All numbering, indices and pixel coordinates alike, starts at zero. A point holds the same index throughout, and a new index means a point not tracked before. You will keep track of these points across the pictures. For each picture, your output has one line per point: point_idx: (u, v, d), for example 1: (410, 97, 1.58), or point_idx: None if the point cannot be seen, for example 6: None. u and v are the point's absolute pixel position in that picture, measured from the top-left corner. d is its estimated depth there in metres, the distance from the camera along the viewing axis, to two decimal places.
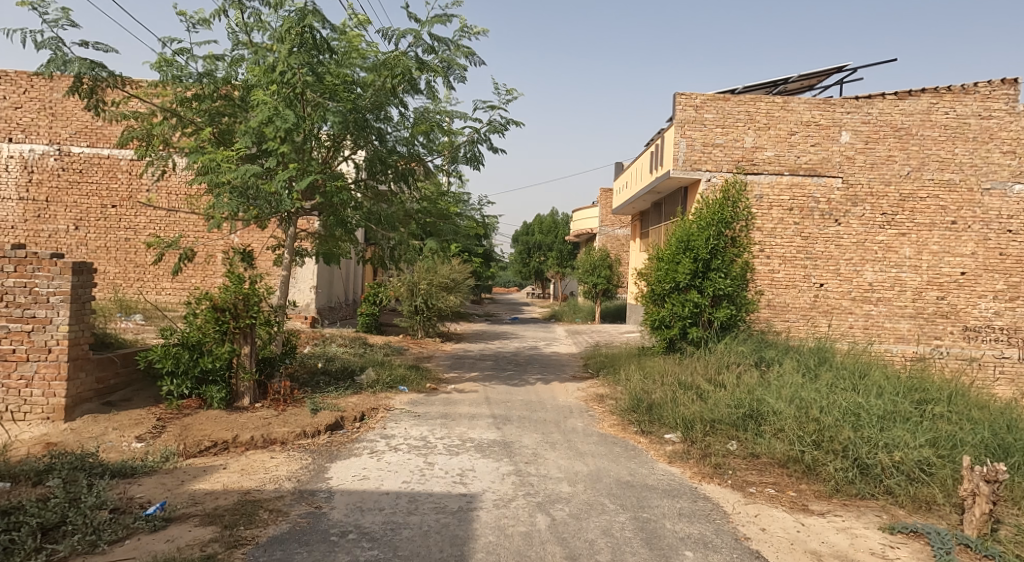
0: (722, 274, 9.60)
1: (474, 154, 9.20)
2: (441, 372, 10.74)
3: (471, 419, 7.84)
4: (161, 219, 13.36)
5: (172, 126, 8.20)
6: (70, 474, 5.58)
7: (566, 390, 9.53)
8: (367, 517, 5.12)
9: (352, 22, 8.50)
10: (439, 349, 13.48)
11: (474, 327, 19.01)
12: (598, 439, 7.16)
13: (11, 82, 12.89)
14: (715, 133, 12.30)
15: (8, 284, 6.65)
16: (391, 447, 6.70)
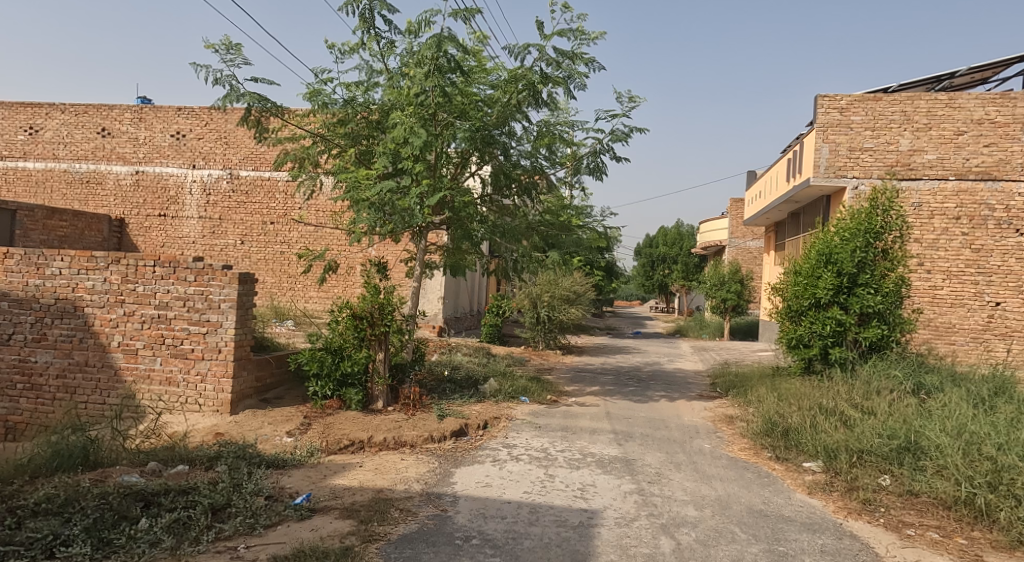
0: (871, 290, 9.07)
1: (598, 165, 9.31)
2: (563, 385, 10.91)
3: (592, 433, 7.95)
4: (310, 234, 14.50)
5: (321, 148, 8.94)
6: (234, 462, 6.26)
7: (692, 409, 9.41)
8: (490, 524, 5.37)
9: (477, 41, 8.93)
10: (561, 361, 13.66)
11: (598, 341, 19.02)
12: (727, 463, 7.05)
13: (195, 116, 14.98)
14: (863, 137, 11.75)
15: (188, 292, 7.55)
16: (512, 457, 6.95)
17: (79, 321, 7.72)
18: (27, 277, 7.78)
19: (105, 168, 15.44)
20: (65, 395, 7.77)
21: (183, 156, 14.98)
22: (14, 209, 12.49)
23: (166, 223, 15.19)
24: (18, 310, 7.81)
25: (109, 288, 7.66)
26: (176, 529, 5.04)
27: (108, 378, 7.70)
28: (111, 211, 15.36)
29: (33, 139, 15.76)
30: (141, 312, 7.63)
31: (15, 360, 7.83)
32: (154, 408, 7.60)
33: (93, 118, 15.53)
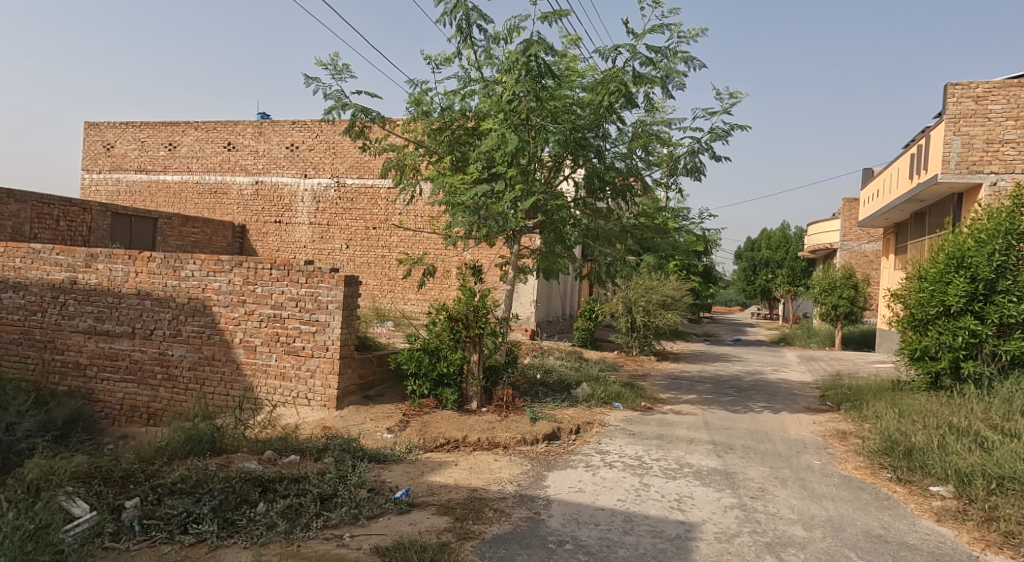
0: (1012, 297, 8.39)
1: (695, 165, 9.18)
2: (658, 392, 10.78)
3: (689, 443, 7.83)
4: (409, 238, 14.95)
5: (421, 156, 9.29)
6: (339, 455, 6.63)
7: (800, 423, 9.06)
8: (583, 530, 5.43)
9: (567, 43, 9.03)
10: (656, 368, 13.44)
11: (696, 348, 18.56)
12: (839, 482, 6.77)
13: (308, 130, 15.93)
14: (1004, 127, 10.88)
15: (301, 293, 8.04)
16: (606, 463, 6.97)
17: (208, 319, 8.38)
18: (166, 279, 8.54)
19: (230, 179, 16.78)
20: (195, 386, 8.45)
21: (297, 167, 15.99)
22: (155, 217, 14.07)
23: (281, 229, 16.21)
24: (157, 308, 8.59)
25: (233, 288, 8.27)
26: (289, 515, 5.43)
27: (231, 372, 8.31)
28: (234, 219, 16.63)
29: (172, 155, 17.47)
30: (259, 311, 8.19)
31: (154, 354, 8.60)
32: (270, 401, 8.16)
33: (221, 133, 16.94)
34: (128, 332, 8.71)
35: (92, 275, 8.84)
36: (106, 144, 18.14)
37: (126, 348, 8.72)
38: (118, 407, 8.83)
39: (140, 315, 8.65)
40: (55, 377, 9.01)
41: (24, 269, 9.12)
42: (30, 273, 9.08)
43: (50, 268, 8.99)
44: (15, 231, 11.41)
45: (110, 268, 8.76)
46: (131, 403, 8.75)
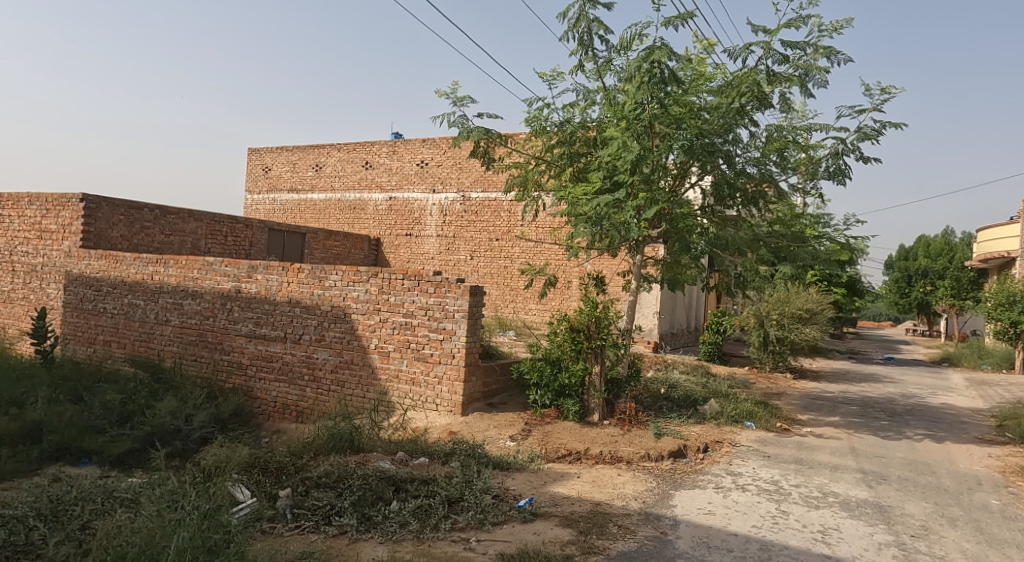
0: None
1: (839, 168, 8.68)
2: (797, 413, 10.24)
3: (834, 470, 7.38)
4: (531, 249, 15.06)
5: (542, 170, 9.42)
6: (465, 460, 6.88)
7: (970, 456, 8.25)
8: (713, 555, 5.26)
9: (702, 48, 8.83)
10: (792, 387, 12.74)
11: (837, 367, 17.40)
12: (1021, 526, 6.08)
13: (437, 147, 16.61)
14: None
15: (429, 302, 8.39)
16: (738, 486, 6.71)
17: (348, 325, 8.94)
18: (313, 288, 9.20)
19: (367, 196, 17.83)
20: (337, 388, 9.02)
21: (426, 183, 16.73)
22: (304, 232, 15.22)
23: (411, 241, 17.00)
24: (305, 315, 9.27)
25: (369, 298, 8.78)
26: (420, 515, 5.71)
27: (367, 375, 8.80)
28: (370, 233, 17.66)
29: (318, 174, 18.83)
30: (392, 319, 8.62)
31: (303, 357, 9.28)
32: (402, 405, 8.55)
33: (359, 153, 18.05)
34: (282, 336, 9.46)
35: (253, 284, 9.70)
36: (264, 167, 19.87)
37: (280, 351, 9.47)
38: (272, 404, 9.57)
39: (291, 321, 9.38)
40: (223, 375, 9.92)
41: (199, 278, 10.18)
42: (204, 282, 10.11)
43: (220, 278, 9.98)
44: (193, 247, 12.84)
45: (267, 278, 9.56)
46: (283, 401, 9.46)
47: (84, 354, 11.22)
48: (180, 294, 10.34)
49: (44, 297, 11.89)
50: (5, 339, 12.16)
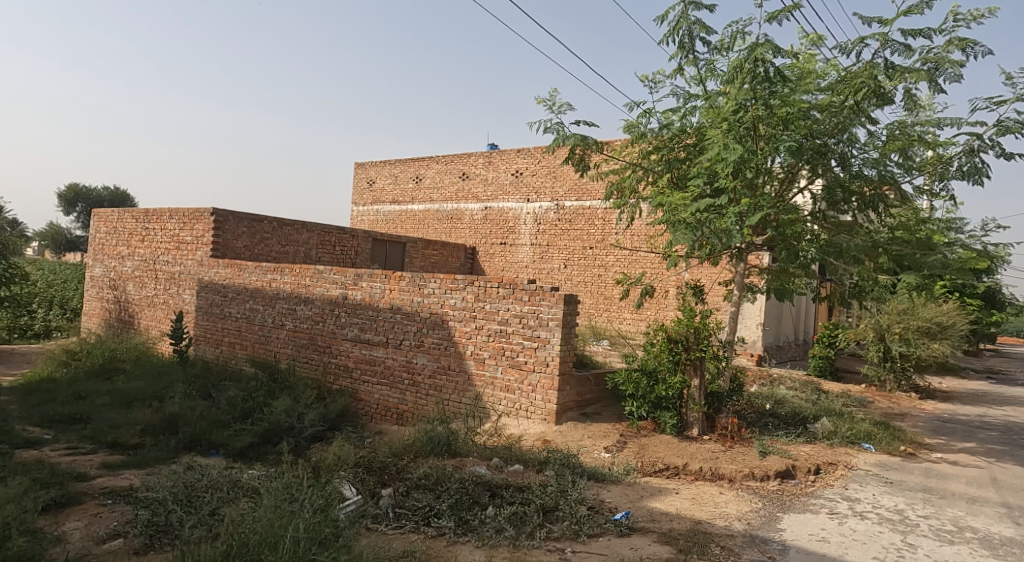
0: None
1: (974, 166, 8.03)
2: (924, 436, 9.51)
3: (969, 502, 6.78)
4: (626, 258, 14.85)
5: (639, 177, 9.25)
6: (560, 469, 6.85)
7: None
8: None
9: (808, 44, 8.44)
10: (918, 408, 11.83)
11: (970, 387, 16.03)
12: None
13: (531, 156, 16.68)
14: None
15: (524, 310, 8.40)
16: (854, 512, 6.30)
17: (445, 332, 9.10)
18: (413, 296, 9.44)
19: (463, 206, 18.17)
20: (435, 392, 9.19)
21: (521, 192, 16.86)
22: (404, 241, 15.66)
23: (505, 250, 17.16)
24: (405, 321, 9.52)
25: (466, 305, 8.90)
26: (515, 521, 5.72)
27: (463, 381, 8.92)
28: (467, 242, 17.97)
29: (418, 186, 19.36)
30: (488, 326, 8.70)
31: (403, 362, 9.53)
32: (496, 411, 8.60)
33: (457, 165, 18.41)
34: (384, 341, 9.75)
35: (358, 291, 10.07)
36: (368, 180, 20.66)
37: (382, 355, 9.76)
38: (375, 406, 9.86)
39: (393, 327, 9.65)
40: (331, 377, 10.34)
41: (310, 286, 10.67)
42: (315, 289, 10.58)
43: (328, 285, 10.43)
44: (305, 256, 13.59)
45: (371, 286, 9.91)
46: (385, 404, 9.74)
47: (213, 354, 12.02)
48: (294, 300, 10.86)
49: (180, 302, 12.90)
50: (148, 340, 13.25)
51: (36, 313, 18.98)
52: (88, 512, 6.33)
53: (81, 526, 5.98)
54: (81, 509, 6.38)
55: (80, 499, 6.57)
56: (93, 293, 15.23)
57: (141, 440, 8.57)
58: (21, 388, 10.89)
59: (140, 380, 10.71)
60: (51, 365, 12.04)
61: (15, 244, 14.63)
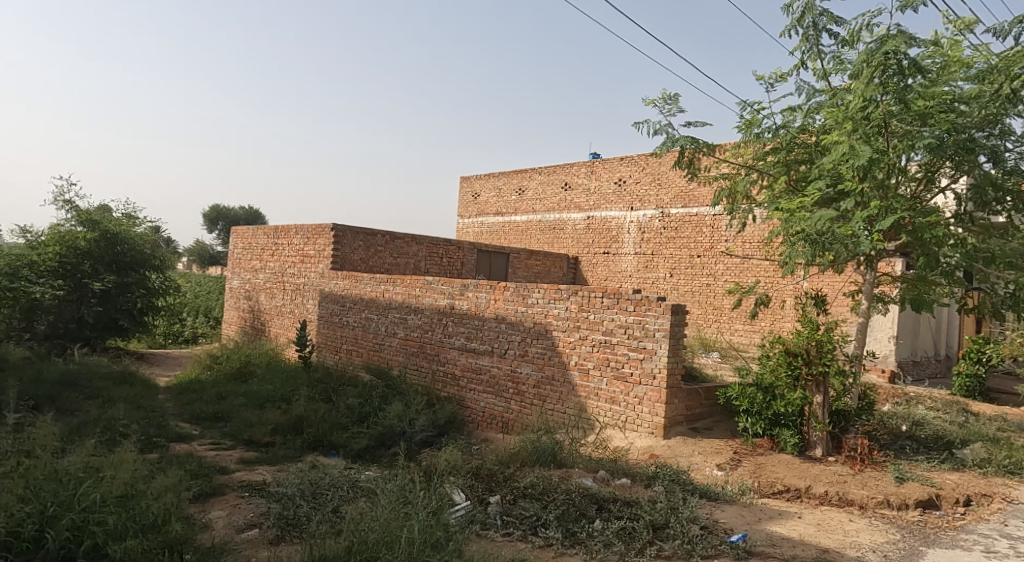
0: None
1: None
2: None
3: None
4: (737, 266, 14.25)
5: (753, 180, 8.82)
6: (669, 485, 6.60)
7: None
8: None
9: (956, 30, 7.74)
10: None
11: None
12: None
13: (635, 164, 16.39)
14: None
15: (629, 321, 8.20)
16: (1012, 552, 5.65)
17: (549, 341, 9.04)
18: (517, 305, 9.45)
19: (566, 216, 18.10)
20: (539, 402, 9.13)
21: (624, 201, 16.59)
22: (508, 252, 15.77)
23: (609, 259, 16.94)
24: (510, 330, 9.53)
25: (569, 315, 8.81)
26: (623, 537, 5.57)
27: (567, 392, 8.81)
28: (569, 251, 17.88)
29: (521, 198, 19.48)
30: (592, 337, 8.56)
31: (508, 371, 9.54)
32: (600, 422, 8.44)
33: (559, 175, 18.38)
34: (489, 350, 9.81)
35: (465, 301, 10.19)
36: (473, 193, 21.01)
37: (488, 364, 9.82)
38: (481, 414, 9.91)
39: (498, 336, 9.69)
40: (439, 385, 10.52)
41: (420, 296, 10.91)
42: (424, 299, 10.81)
43: (436, 295, 10.63)
44: (415, 268, 13.98)
45: (477, 296, 10.00)
46: (490, 412, 9.78)
47: (332, 360, 12.56)
48: (405, 310, 11.15)
49: (304, 311, 13.60)
50: (276, 346, 14.03)
51: (186, 321, 20.70)
52: (229, 502, 6.79)
53: (224, 515, 6.44)
54: (224, 500, 6.85)
55: (222, 490, 7.07)
56: (231, 304, 16.40)
57: (272, 439, 9.08)
58: (174, 389, 11.86)
59: (270, 383, 11.37)
60: (197, 368, 13.02)
61: (172, 258, 16.00)
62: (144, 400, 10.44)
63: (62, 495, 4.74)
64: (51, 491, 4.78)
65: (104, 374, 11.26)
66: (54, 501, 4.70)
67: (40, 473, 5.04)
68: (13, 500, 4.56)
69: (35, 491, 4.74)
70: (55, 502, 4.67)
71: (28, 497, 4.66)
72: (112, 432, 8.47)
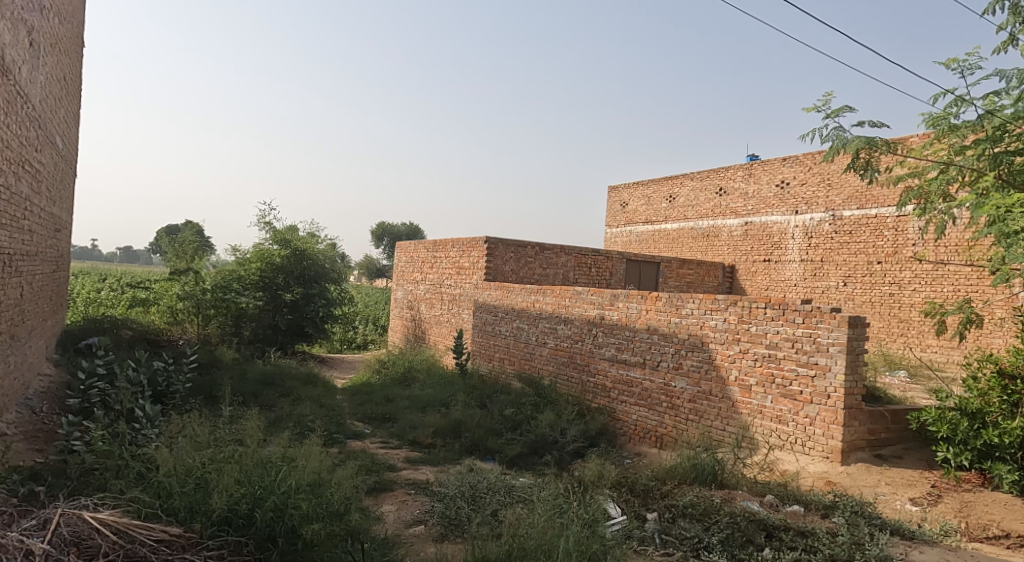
0: None
1: None
2: None
3: None
4: (927, 273, 12.74)
5: (950, 178, 7.80)
6: (852, 517, 5.93)
7: None
8: None
9: None
10: None
11: None
12: None
13: (800, 164, 15.25)
14: None
15: (797, 333, 7.51)
16: None
17: (705, 354, 8.51)
18: (670, 316, 9.01)
19: (721, 222, 17.23)
20: (695, 418, 8.58)
21: (788, 204, 15.49)
22: (659, 261, 15.19)
23: (770, 267, 15.91)
24: (663, 342, 9.11)
25: (728, 327, 8.25)
26: None
27: (727, 408, 8.22)
28: (726, 260, 17.00)
29: (672, 206, 18.82)
30: (754, 350, 7.94)
31: (661, 384, 9.09)
32: (767, 443, 7.75)
33: (713, 180, 17.56)
34: (641, 362, 9.42)
35: (615, 311, 9.90)
36: (621, 203, 20.64)
37: (639, 377, 9.43)
38: (633, 427, 9.50)
39: (650, 348, 9.29)
40: (590, 395, 10.25)
41: (570, 307, 10.76)
42: (574, 310, 10.65)
43: (586, 305, 10.43)
44: (563, 279, 13.90)
45: (628, 306, 9.68)
46: (643, 425, 9.33)
47: (487, 368, 12.72)
48: (555, 320, 11.04)
49: (459, 321, 13.94)
50: (435, 353, 14.47)
51: (356, 328, 22.10)
52: (398, 498, 6.98)
53: (394, 510, 6.62)
54: (393, 495, 7.06)
55: (391, 486, 7.30)
56: (396, 313, 17.23)
57: (434, 440, 9.31)
58: (347, 390, 12.63)
59: (431, 389, 11.70)
60: (367, 372, 13.78)
61: (349, 271, 17.11)
62: (326, 399, 11.15)
63: (267, 480, 5.24)
64: (259, 476, 5.32)
65: (294, 374, 12.17)
66: (262, 485, 5.21)
67: (250, 459, 5.68)
68: (231, 482, 5.13)
69: (247, 476, 5.31)
70: (262, 486, 5.17)
71: (243, 481, 5.21)
72: (301, 426, 9.17)
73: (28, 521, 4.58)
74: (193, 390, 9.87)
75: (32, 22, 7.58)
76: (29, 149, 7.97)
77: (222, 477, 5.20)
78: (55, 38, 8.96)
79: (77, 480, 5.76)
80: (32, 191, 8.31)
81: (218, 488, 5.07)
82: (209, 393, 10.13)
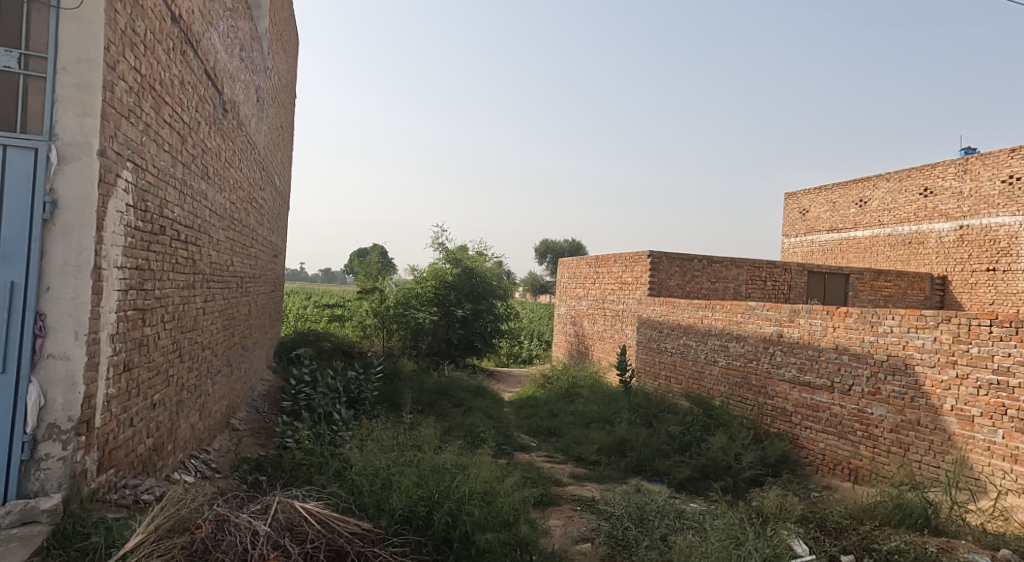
0: None
1: None
2: None
3: None
4: None
5: None
6: None
7: None
8: None
9: None
10: None
11: None
12: None
13: None
14: None
15: None
16: None
17: (910, 379, 7.24)
18: (863, 334, 7.82)
19: (927, 227, 15.17)
20: (899, 450, 7.31)
21: (1020, 203, 13.23)
22: (848, 273, 13.49)
23: (996, 277, 13.76)
24: (855, 363, 7.91)
25: (939, 347, 6.96)
26: None
27: (941, 441, 6.89)
28: (935, 270, 14.91)
29: (863, 210, 16.88)
30: (977, 376, 6.61)
31: (854, 410, 7.88)
32: (998, 486, 6.34)
33: (916, 180, 15.52)
34: (828, 385, 8.23)
35: (796, 329, 8.81)
36: (801, 210, 18.91)
37: (827, 401, 8.24)
38: (820, 457, 8.29)
39: (839, 370, 8.10)
40: (768, 419, 9.13)
41: (743, 323, 9.78)
42: (748, 326, 9.65)
43: (762, 322, 9.40)
44: (736, 293, 12.85)
45: (811, 322, 8.57)
46: (833, 455, 8.10)
47: (652, 386, 11.95)
48: (727, 337, 10.09)
49: (624, 336, 13.31)
50: (598, 369, 13.92)
51: (523, 343, 22.13)
52: (565, 513, 6.53)
53: (560, 525, 6.18)
54: (559, 510, 6.62)
55: (558, 501, 6.87)
56: (560, 328, 16.92)
57: (599, 458, 8.79)
58: (514, 403, 12.48)
59: (595, 405, 11.18)
60: (533, 387, 13.56)
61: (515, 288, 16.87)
62: (495, 411, 11.01)
63: (443, 485, 5.04)
64: (437, 481, 5.13)
65: (465, 386, 12.19)
66: (438, 489, 5.02)
67: (427, 463, 5.53)
68: (411, 484, 4.99)
69: (425, 479, 5.15)
70: (439, 490, 4.98)
71: (422, 483, 5.05)
72: (472, 436, 9.05)
73: (254, 504, 4.52)
74: (379, 397, 10.17)
75: (259, 79, 8.17)
76: (256, 188, 8.61)
77: (403, 479, 5.07)
78: (275, 92, 9.69)
79: (290, 473, 5.96)
80: (258, 224, 8.99)
81: (399, 489, 4.95)
82: (392, 401, 10.34)
